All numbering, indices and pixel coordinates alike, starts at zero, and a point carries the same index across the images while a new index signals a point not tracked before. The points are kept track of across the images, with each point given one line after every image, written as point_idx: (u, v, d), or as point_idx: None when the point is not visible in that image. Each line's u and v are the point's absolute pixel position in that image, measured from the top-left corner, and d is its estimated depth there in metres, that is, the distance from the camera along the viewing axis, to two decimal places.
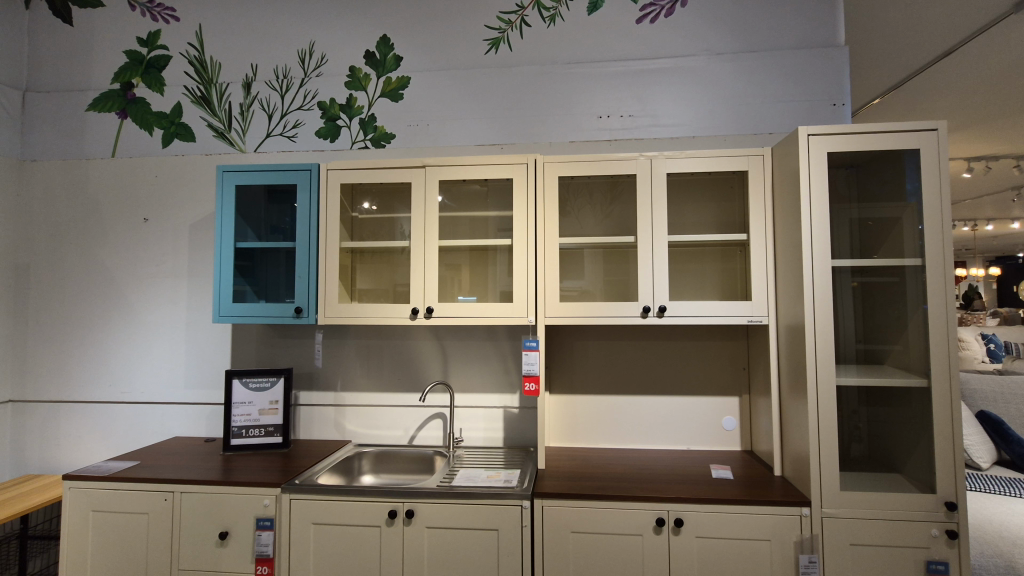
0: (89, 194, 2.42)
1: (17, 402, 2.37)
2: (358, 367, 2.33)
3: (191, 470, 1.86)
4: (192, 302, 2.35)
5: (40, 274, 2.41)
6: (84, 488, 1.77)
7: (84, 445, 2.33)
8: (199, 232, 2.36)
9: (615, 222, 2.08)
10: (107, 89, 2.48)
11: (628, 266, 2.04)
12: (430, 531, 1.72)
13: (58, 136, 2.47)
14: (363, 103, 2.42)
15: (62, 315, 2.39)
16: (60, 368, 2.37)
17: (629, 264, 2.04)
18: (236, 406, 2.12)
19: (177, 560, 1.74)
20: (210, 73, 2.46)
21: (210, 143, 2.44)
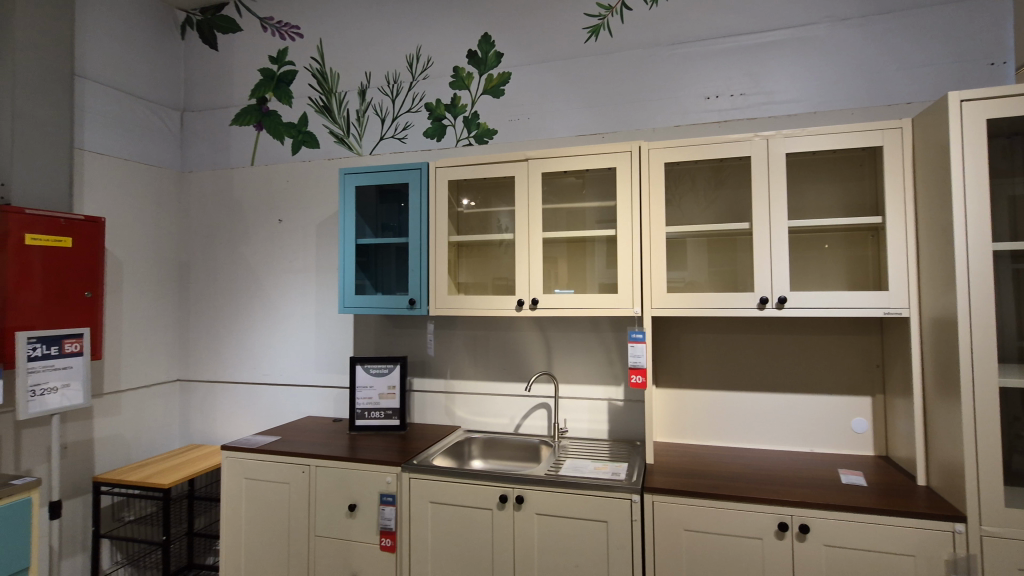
0: (234, 199, 2.74)
1: (183, 381, 2.74)
2: (466, 356, 2.42)
3: (322, 446, 2.05)
4: (319, 294, 2.58)
5: (198, 270, 2.77)
6: (237, 458, 2.02)
7: (236, 419, 2.66)
8: (324, 230, 2.58)
9: (726, 206, 2.00)
10: (246, 105, 2.78)
11: (737, 254, 1.93)
12: (539, 518, 1.75)
13: (208, 149, 2.81)
14: (467, 101, 2.50)
15: (215, 306, 2.73)
16: (215, 353, 2.71)
17: (737, 252, 1.94)
18: (360, 390, 2.29)
19: (313, 527, 1.93)
20: (330, 83, 2.67)
21: (331, 148, 2.65)
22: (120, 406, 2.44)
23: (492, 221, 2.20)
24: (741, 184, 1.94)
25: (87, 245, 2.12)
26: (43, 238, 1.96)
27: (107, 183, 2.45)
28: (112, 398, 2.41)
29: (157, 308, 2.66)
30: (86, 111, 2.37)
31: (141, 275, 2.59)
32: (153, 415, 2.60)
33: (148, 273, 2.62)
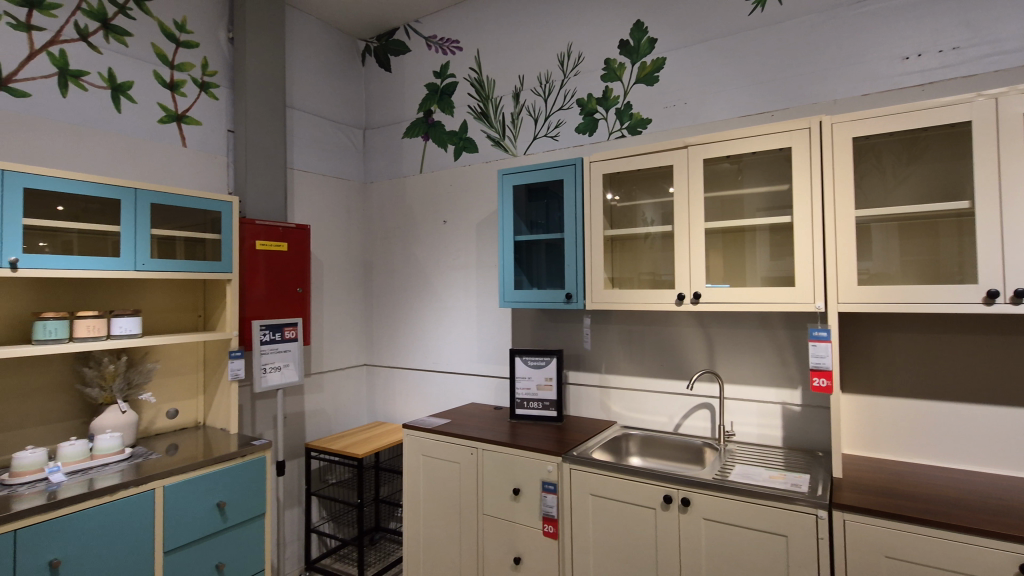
0: (407, 205, 3.04)
1: (369, 365, 3.13)
2: (622, 352, 2.39)
3: (487, 431, 2.18)
4: (481, 290, 2.75)
5: (380, 269, 3.13)
6: (415, 436, 2.24)
7: (412, 402, 2.96)
8: (484, 229, 2.74)
9: (914, 188, 1.69)
10: (415, 118, 3.07)
11: (938, 239, 1.65)
12: (708, 523, 1.66)
13: (385, 161, 3.16)
14: (619, 93, 2.46)
15: (393, 300, 3.06)
16: (394, 342, 3.04)
17: (938, 238, 1.65)
18: (519, 380, 2.40)
19: (481, 506, 2.07)
20: (487, 90, 2.82)
21: (489, 152, 2.80)
22: (323, 384, 2.86)
23: (638, 215, 2.17)
24: (948, 156, 1.63)
25: (298, 249, 2.51)
26: (267, 245, 2.37)
27: (311, 195, 2.89)
28: (317, 377, 2.84)
29: (349, 302, 3.06)
30: (295, 137, 2.83)
31: (337, 273, 3.00)
32: (347, 394, 3.01)
33: (342, 271, 3.03)
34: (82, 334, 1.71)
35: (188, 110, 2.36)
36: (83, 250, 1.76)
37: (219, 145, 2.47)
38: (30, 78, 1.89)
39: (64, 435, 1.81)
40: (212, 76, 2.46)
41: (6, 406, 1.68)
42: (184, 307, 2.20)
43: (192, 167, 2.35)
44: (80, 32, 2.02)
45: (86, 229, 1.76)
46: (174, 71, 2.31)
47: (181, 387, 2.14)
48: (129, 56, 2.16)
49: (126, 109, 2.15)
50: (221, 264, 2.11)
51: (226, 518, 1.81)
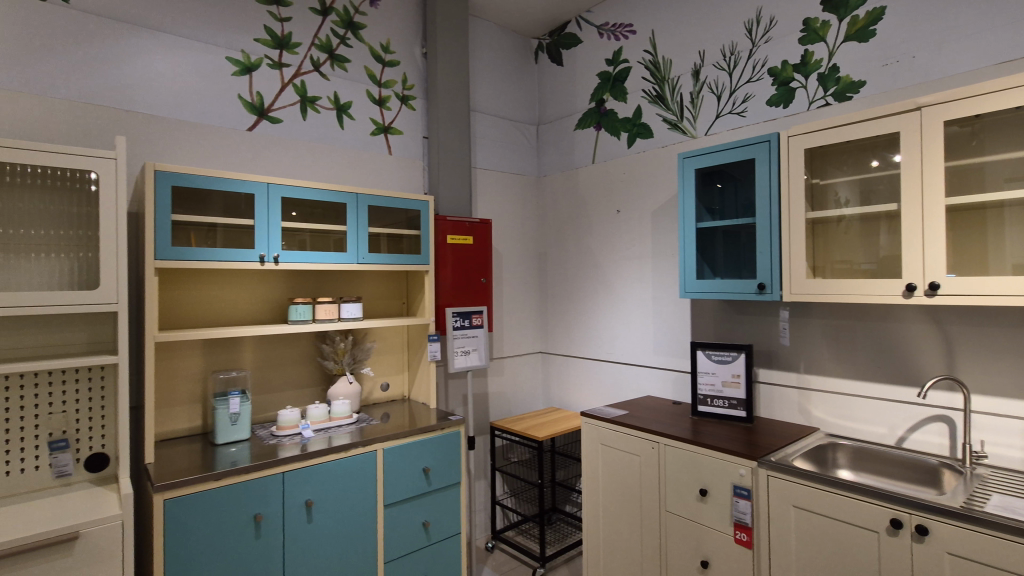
0: (580, 196, 3.07)
1: (544, 353, 3.24)
2: (826, 349, 2.11)
3: (669, 426, 2.10)
4: (657, 280, 2.65)
5: (554, 260, 3.21)
6: (594, 425, 2.27)
7: (587, 390, 3.00)
8: (661, 217, 2.64)
9: None
10: (587, 109, 3.06)
11: None
12: (953, 559, 1.38)
13: (558, 154, 3.22)
14: (821, 56, 2.15)
15: (567, 290, 3.12)
16: (568, 332, 3.11)
17: None
18: (702, 375, 2.26)
19: (664, 503, 2.01)
20: (663, 71, 2.70)
21: (665, 135, 2.67)
22: (503, 368, 3.05)
23: (826, 195, 1.94)
24: None
25: (482, 242, 2.68)
26: (455, 239, 2.58)
27: (492, 191, 3.09)
28: (498, 362, 3.03)
29: (526, 291, 3.20)
30: (477, 138, 3.04)
31: (515, 264, 3.16)
32: (525, 379, 3.17)
33: (520, 262, 3.18)
34: (321, 316, 2.06)
35: (393, 122, 2.67)
36: (317, 246, 2.09)
37: (416, 151, 2.76)
38: (283, 107, 2.30)
39: (310, 399, 2.20)
40: (410, 89, 2.75)
41: (272, 374, 2.09)
42: (392, 295, 2.51)
43: (396, 172, 2.66)
44: (314, 63, 2.40)
45: (318, 228, 2.09)
46: (381, 88, 2.64)
47: (391, 364, 2.46)
48: (349, 80, 2.51)
49: (347, 125, 2.50)
50: (420, 256, 2.37)
51: (431, 482, 2.03)
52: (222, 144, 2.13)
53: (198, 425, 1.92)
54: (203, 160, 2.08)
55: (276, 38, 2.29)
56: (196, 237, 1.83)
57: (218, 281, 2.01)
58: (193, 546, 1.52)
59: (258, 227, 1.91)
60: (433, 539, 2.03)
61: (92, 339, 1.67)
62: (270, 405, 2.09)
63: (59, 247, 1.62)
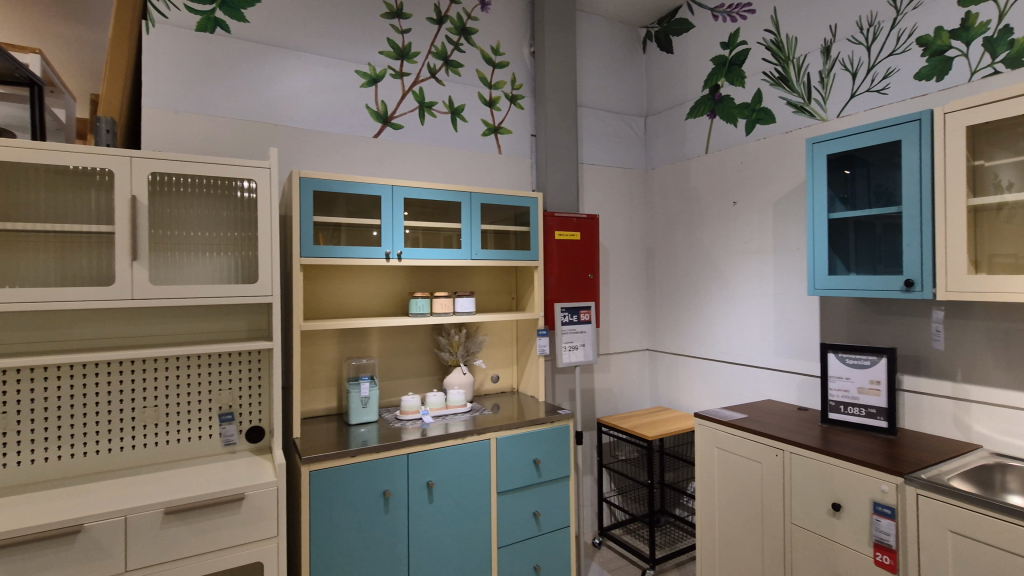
0: (692, 188, 2.94)
1: (652, 351, 3.17)
2: (991, 356, 1.83)
3: (796, 432, 1.96)
4: (780, 276, 2.47)
5: (663, 255, 3.12)
6: (710, 427, 2.18)
7: (698, 391, 2.88)
8: (785, 208, 2.45)
9: None
10: (700, 97, 2.92)
11: None
12: None
13: (668, 145, 3.11)
14: (988, 18, 1.84)
15: (677, 286, 3.01)
16: (677, 329, 3.01)
17: None
18: (833, 380, 2.07)
19: (790, 515, 1.87)
20: (788, 51, 2.48)
21: (790, 120, 2.46)
22: (610, 364, 3.02)
23: (982, 179, 1.69)
24: None
25: (589, 238, 2.67)
26: (562, 235, 2.59)
27: (599, 186, 3.06)
28: (605, 358, 3.01)
29: (634, 287, 3.14)
30: (584, 133, 3.03)
31: (623, 259, 3.11)
32: (632, 376, 3.11)
33: (627, 258, 3.13)
34: (438, 310, 2.18)
35: (503, 122, 2.74)
36: (429, 244, 2.20)
37: (525, 149, 2.82)
38: (404, 113, 2.46)
39: (428, 387, 2.34)
40: (519, 89, 2.81)
41: (395, 362, 2.25)
42: (502, 290, 2.60)
43: (506, 170, 2.73)
44: (431, 70, 2.53)
45: (429, 227, 2.20)
46: (492, 90, 2.72)
47: (501, 356, 2.54)
48: (462, 83, 2.62)
49: (461, 127, 2.61)
50: (529, 253, 2.41)
51: (541, 473, 2.07)
52: (352, 150, 2.32)
53: (334, 406, 2.12)
54: (337, 166, 2.29)
55: (398, 49, 2.45)
56: (323, 237, 1.98)
57: (349, 277, 2.20)
58: (333, 515, 1.69)
59: (384, 228, 2.07)
60: (543, 529, 2.08)
61: (250, 327, 1.90)
62: (393, 391, 2.26)
63: (227, 246, 1.86)
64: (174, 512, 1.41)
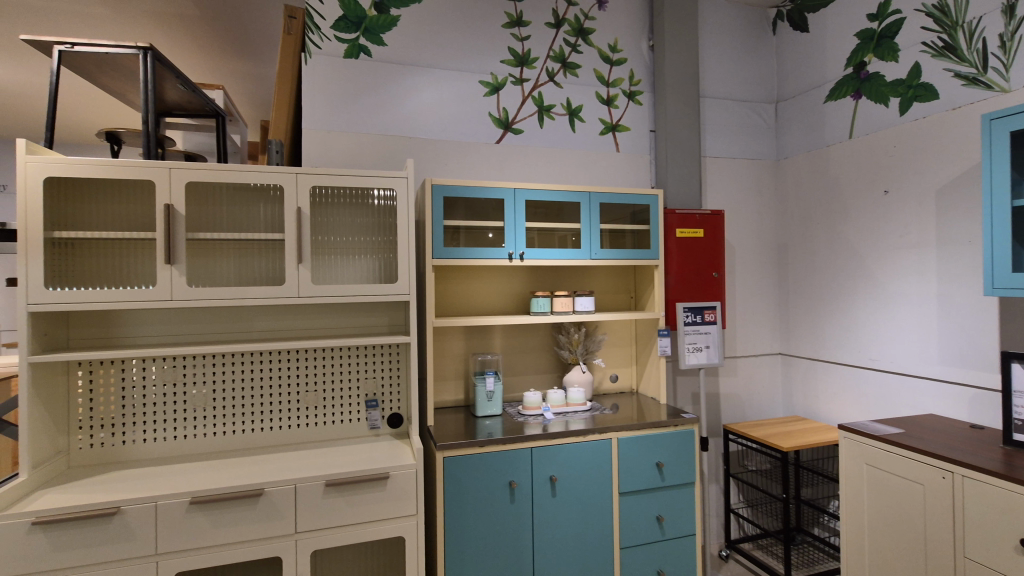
0: (832, 178, 2.68)
1: (785, 355, 2.94)
2: None
3: (969, 453, 1.70)
4: (944, 273, 2.17)
5: (798, 252, 2.87)
6: (858, 441, 1.98)
7: (841, 401, 2.61)
8: (951, 195, 2.14)
9: None
10: (842, 76, 2.62)
11: None
12: None
13: (803, 132, 2.86)
14: None
15: (815, 286, 2.76)
16: (815, 332, 2.76)
17: None
18: (1017, 395, 1.76)
19: (962, 546, 1.63)
20: (955, 15, 2.13)
21: (957, 94, 2.12)
22: (737, 368, 2.85)
23: None
24: None
25: (714, 235, 2.54)
26: (684, 232, 2.50)
27: (724, 180, 2.91)
28: (732, 361, 2.85)
29: (763, 287, 2.94)
30: (707, 126, 2.89)
31: (751, 257, 2.92)
32: (762, 381, 2.91)
33: (756, 256, 2.93)
34: (558, 308, 2.22)
35: (621, 119, 2.72)
36: (545, 245, 2.23)
37: (644, 145, 2.76)
38: (524, 118, 2.53)
39: (548, 384, 2.39)
40: (637, 84, 2.76)
41: (517, 358, 2.34)
42: (621, 289, 2.58)
43: (625, 168, 2.70)
44: (549, 74, 2.58)
45: (544, 228, 2.24)
46: (610, 88, 2.70)
47: (621, 356, 2.52)
48: (580, 84, 2.64)
49: (579, 128, 2.63)
50: (649, 251, 2.36)
51: (665, 477, 2.02)
52: (477, 156, 2.45)
53: (461, 398, 2.26)
54: (463, 173, 2.43)
55: (518, 56, 2.54)
56: (445, 239, 2.09)
57: (474, 276, 2.33)
58: (463, 501, 1.79)
59: (507, 230, 2.15)
60: (667, 535, 2.02)
61: (390, 322, 2.09)
62: (515, 386, 2.34)
63: (371, 249, 2.06)
64: (334, 484, 1.59)
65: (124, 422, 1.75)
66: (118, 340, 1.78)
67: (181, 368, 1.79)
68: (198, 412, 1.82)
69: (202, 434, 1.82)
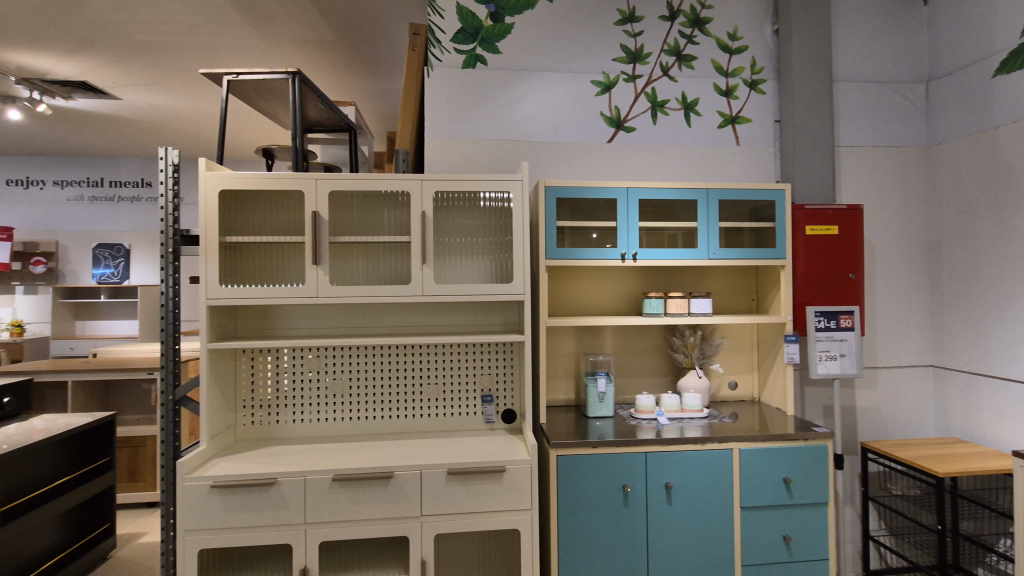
0: (1001, 165, 2.29)
1: (937, 367, 2.58)
2: None
3: None
4: None
5: (954, 250, 2.51)
6: None
7: (1014, 424, 2.24)
8: None
9: None
10: (1019, 45, 2.21)
11: None
12: None
13: (962, 113, 2.48)
14: None
15: (978, 289, 2.40)
16: (978, 343, 2.39)
17: None
18: None
19: None
20: None
21: None
22: (877, 380, 2.57)
23: None
24: None
25: (850, 232, 2.31)
26: (814, 229, 2.29)
27: (862, 172, 2.63)
28: (871, 372, 2.58)
29: (911, 290, 2.61)
30: (842, 112, 2.63)
31: (895, 257, 2.61)
32: (908, 396, 2.59)
33: (900, 255, 2.62)
34: (673, 310, 2.15)
35: (741, 111, 2.56)
36: (654, 245, 2.17)
37: (768, 137, 2.58)
38: (637, 115, 2.48)
39: (661, 388, 2.32)
40: (760, 72, 2.58)
41: (629, 360, 2.30)
42: (740, 291, 2.43)
43: (746, 163, 2.54)
44: (663, 69, 2.51)
45: (653, 227, 2.18)
46: (729, 78, 2.56)
47: (740, 362, 2.39)
48: (697, 77, 2.53)
49: (695, 122, 2.52)
50: (773, 251, 2.20)
51: (793, 495, 1.87)
52: (588, 157, 2.45)
53: (572, 398, 2.27)
54: (575, 174, 2.44)
55: (630, 53, 2.49)
56: (557, 238, 2.12)
57: (586, 277, 2.33)
58: (576, 499, 1.80)
59: (620, 229, 2.13)
60: (796, 557, 1.87)
61: (505, 321, 2.15)
62: (627, 389, 2.31)
63: (487, 251, 2.14)
64: (455, 473, 1.68)
65: (277, 404, 1.99)
66: (273, 331, 2.02)
67: (322, 358, 2.00)
68: (337, 398, 2.01)
69: (339, 418, 2.01)
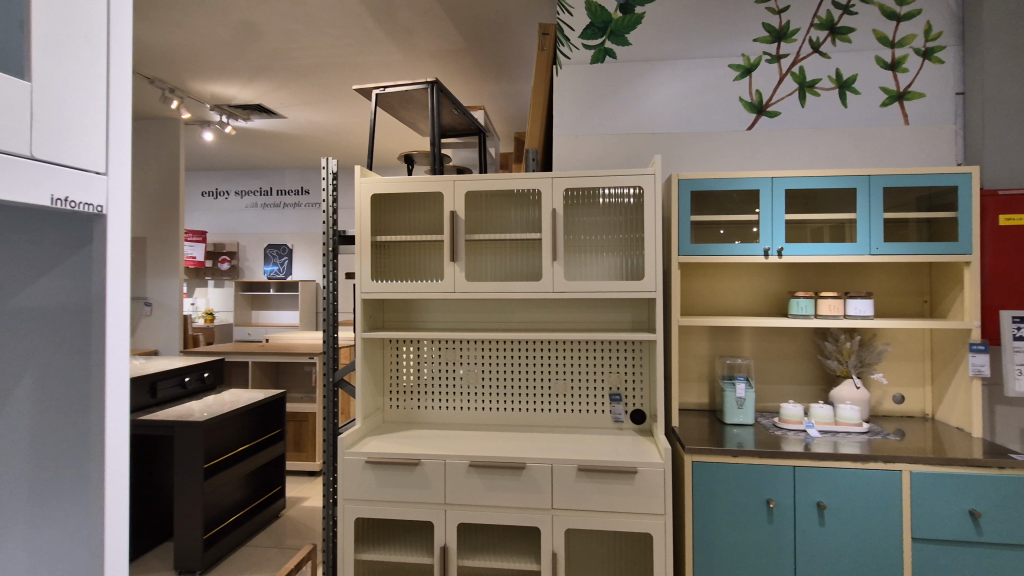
0: None
1: None
2: None
3: None
4: None
5: None
6: None
7: None
8: None
9: None
10: None
11: None
12: None
13: None
14: None
15: None
16: None
17: None
18: None
19: None
20: None
21: None
22: None
23: None
24: None
25: None
26: (1011, 219, 1.93)
27: None
28: None
29: None
30: None
31: None
32: None
33: None
34: (824, 312, 1.93)
35: (910, 85, 2.22)
36: (798, 240, 1.97)
37: (948, 112, 2.21)
38: (782, 98, 2.28)
39: (809, 397, 2.12)
40: (937, 39, 2.22)
41: (770, 365, 2.13)
42: (908, 292, 2.13)
43: (919, 144, 2.21)
44: (813, 45, 2.28)
45: (796, 220, 1.98)
46: (895, 50, 2.24)
47: (907, 372, 2.09)
48: (854, 51, 2.25)
49: (851, 102, 2.25)
50: (954, 245, 1.87)
51: (982, 531, 1.60)
52: (726, 147, 2.30)
53: (705, 402, 2.16)
54: (711, 166, 2.30)
55: (774, 31, 2.29)
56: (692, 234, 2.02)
57: (722, 274, 2.20)
58: (713, 509, 1.71)
59: (763, 224, 1.97)
60: None
61: (634, 320, 2.10)
62: (768, 396, 2.14)
63: (616, 248, 2.11)
64: (586, 470, 1.68)
65: (418, 391, 2.15)
66: (414, 323, 2.18)
67: (458, 350, 2.12)
68: (471, 388, 2.12)
69: (473, 407, 2.12)
